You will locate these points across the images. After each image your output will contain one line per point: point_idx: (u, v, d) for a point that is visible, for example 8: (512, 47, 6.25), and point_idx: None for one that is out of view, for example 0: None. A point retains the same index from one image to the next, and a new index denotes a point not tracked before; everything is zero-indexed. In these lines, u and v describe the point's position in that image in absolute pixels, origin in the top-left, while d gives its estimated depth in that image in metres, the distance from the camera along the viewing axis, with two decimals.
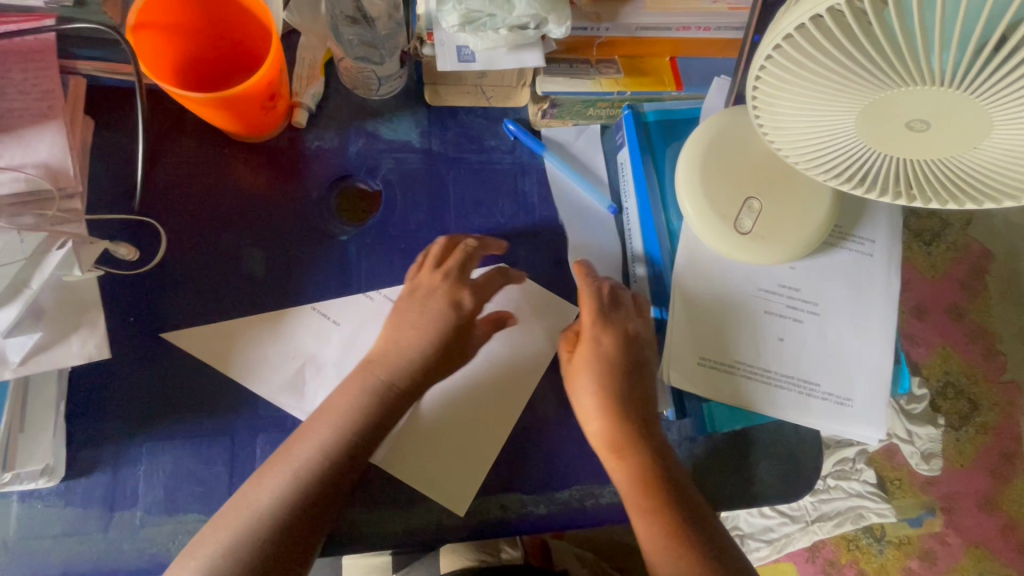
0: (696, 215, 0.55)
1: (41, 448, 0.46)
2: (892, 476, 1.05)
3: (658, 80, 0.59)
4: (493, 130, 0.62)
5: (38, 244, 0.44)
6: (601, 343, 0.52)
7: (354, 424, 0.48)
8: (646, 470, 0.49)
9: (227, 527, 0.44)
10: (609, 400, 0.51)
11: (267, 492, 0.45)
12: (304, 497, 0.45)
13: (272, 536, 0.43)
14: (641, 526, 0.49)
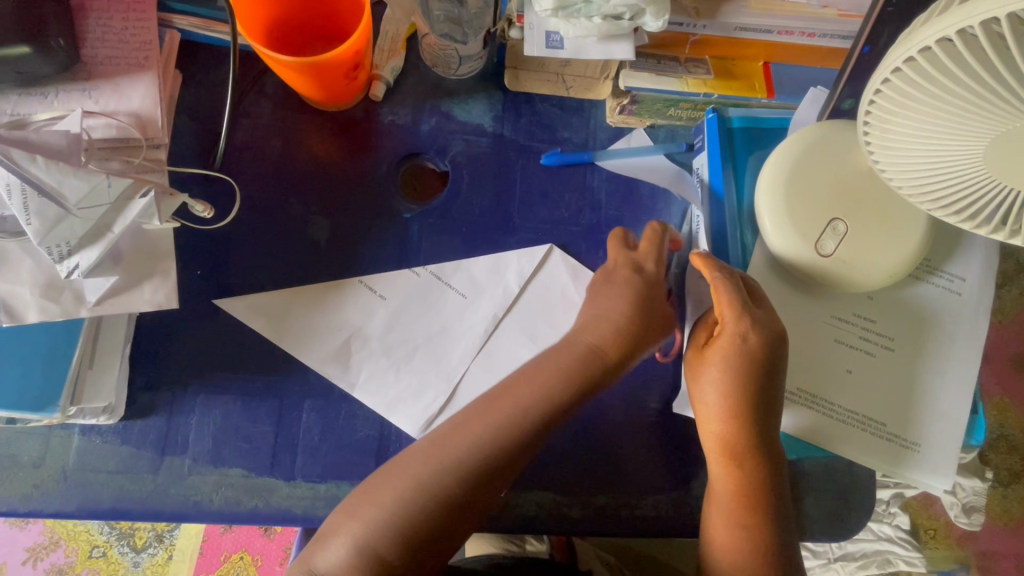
0: (775, 231, 0.52)
1: (105, 388, 0.47)
2: (927, 525, 1.00)
3: (748, 85, 0.56)
4: (567, 121, 0.61)
5: (123, 189, 0.45)
6: (748, 340, 0.48)
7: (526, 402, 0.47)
8: (757, 478, 0.49)
9: (386, 496, 0.43)
10: (739, 400, 0.48)
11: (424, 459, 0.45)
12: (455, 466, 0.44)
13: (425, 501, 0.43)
14: (719, 531, 0.49)
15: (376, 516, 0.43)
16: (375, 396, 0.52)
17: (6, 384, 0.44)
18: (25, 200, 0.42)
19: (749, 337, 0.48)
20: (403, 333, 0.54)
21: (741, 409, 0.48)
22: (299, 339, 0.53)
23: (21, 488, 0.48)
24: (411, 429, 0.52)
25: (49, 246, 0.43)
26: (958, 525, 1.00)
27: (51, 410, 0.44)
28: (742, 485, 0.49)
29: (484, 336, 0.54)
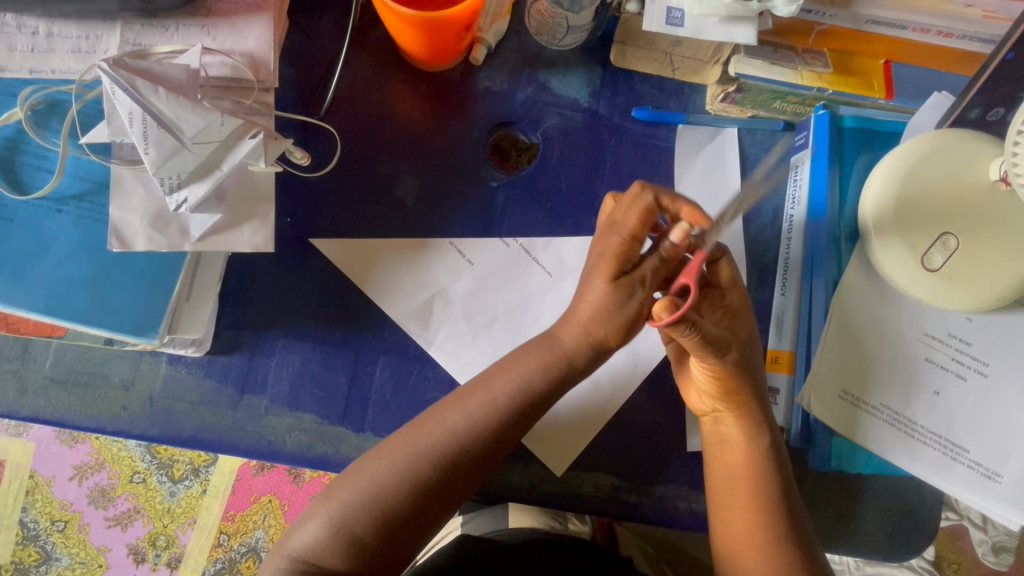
0: (880, 240, 0.50)
1: (198, 321, 0.49)
2: (951, 558, 0.97)
3: (866, 83, 0.54)
4: (665, 103, 0.59)
5: (235, 129, 0.45)
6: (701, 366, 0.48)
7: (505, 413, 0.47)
8: (771, 463, 0.49)
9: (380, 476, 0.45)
10: (725, 393, 0.49)
11: (413, 456, 0.46)
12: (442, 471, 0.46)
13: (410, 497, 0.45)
14: (739, 517, 0.49)
15: (368, 492, 0.45)
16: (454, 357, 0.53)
17: (111, 307, 0.44)
18: (145, 129, 0.43)
19: (712, 358, 0.47)
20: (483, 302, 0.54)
21: (728, 399, 0.49)
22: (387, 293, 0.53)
23: (110, 407, 0.50)
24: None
25: (161, 177, 0.44)
26: (983, 563, 0.98)
27: (152, 335, 0.45)
28: (752, 481, 0.49)
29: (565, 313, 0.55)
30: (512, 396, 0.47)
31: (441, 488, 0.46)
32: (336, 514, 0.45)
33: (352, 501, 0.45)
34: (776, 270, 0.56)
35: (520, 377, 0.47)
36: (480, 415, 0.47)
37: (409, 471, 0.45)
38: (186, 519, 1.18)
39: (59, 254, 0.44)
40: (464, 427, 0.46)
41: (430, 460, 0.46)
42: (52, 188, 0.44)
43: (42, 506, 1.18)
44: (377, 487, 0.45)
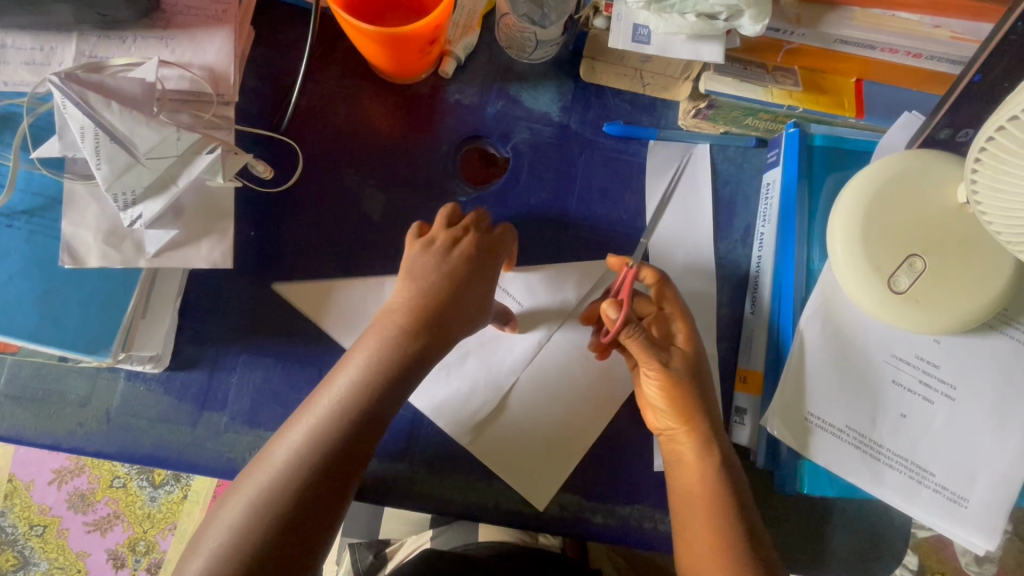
0: (845, 261, 0.50)
1: (154, 338, 0.47)
2: (935, 569, 0.97)
3: (837, 101, 0.53)
4: (637, 119, 0.58)
5: (192, 143, 0.44)
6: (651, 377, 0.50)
7: (369, 379, 0.43)
8: (733, 480, 0.49)
9: (268, 470, 0.41)
10: (674, 406, 0.49)
11: (290, 443, 0.42)
12: (325, 452, 0.41)
13: (296, 490, 0.40)
14: (702, 538, 0.47)
15: (263, 486, 0.41)
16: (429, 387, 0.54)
17: (62, 324, 0.44)
18: (97, 145, 0.42)
19: (657, 365, 0.49)
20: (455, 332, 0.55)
21: (679, 412, 0.49)
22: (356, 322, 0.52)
23: (66, 424, 0.49)
24: (453, 429, 0.53)
25: (114, 193, 0.43)
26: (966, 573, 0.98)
27: (104, 353, 0.44)
28: (712, 500, 0.48)
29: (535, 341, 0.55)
30: (378, 380, 0.43)
31: (333, 472, 0.41)
32: (204, 558, 0.39)
33: (223, 540, 0.39)
34: (745, 289, 0.57)
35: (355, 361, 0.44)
36: (352, 405, 0.43)
37: (281, 487, 0.40)
38: (166, 525, 1.17)
39: (10, 270, 0.43)
40: (336, 418, 0.42)
41: (301, 466, 0.41)
42: (3, 203, 0.43)
43: (20, 511, 1.17)
44: (249, 514, 0.40)
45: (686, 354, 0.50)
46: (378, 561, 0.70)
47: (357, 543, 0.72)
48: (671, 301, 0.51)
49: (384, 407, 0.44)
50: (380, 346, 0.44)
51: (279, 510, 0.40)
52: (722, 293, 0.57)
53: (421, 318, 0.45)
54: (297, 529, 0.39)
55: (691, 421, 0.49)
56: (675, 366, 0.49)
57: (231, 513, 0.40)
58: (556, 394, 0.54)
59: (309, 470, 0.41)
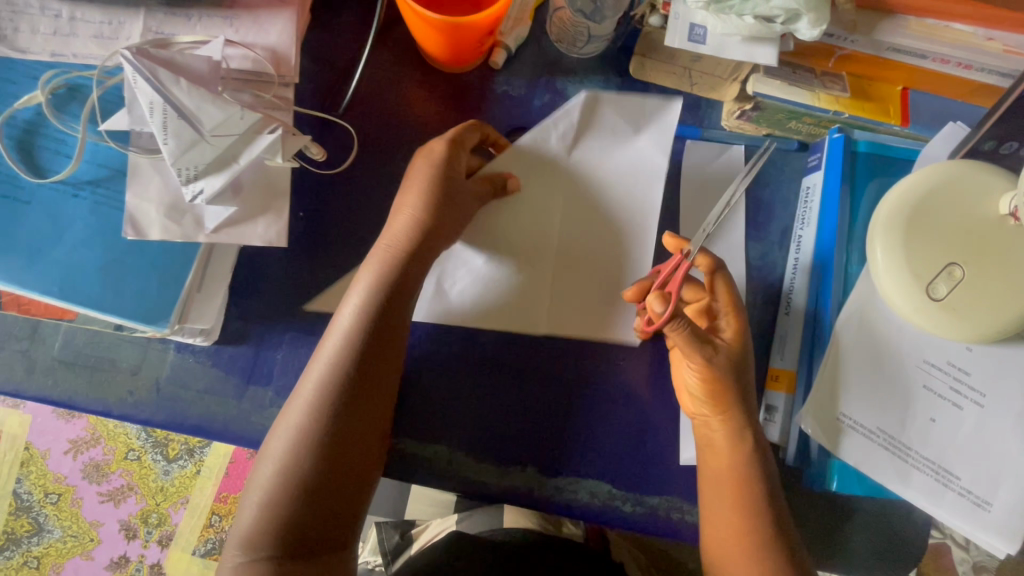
0: (886, 265, 0.50)
1: (209, 311, 0.49)
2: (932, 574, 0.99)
3: (882, 109, 0.54)
4: (680, 117, 0.59)
5: (253, 124, 0.45)
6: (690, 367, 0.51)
7: (371, 308, 0.48)
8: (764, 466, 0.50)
9: (301, 409, 0.47)
10: (708, 393, 0.51)
11: (313, 383, 0.47)
12: (346, 390, 0.47)
13: (327, 427, 0.46)
14: (728, 527, 0.49)
15: (302, 424, 0.47)
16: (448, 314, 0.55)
17: (123, 293, 0.45)
18: (165, 121, 0.43)
19: (697, 357, 0.50)
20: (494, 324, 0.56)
21: (715, 401, 0.50)
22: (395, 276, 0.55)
23: (117, 391, 0.50)
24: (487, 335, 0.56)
25: (179, 168, 0.44)
26: None
27: (163, 324, 0.45)
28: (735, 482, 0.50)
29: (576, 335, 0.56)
30: (380, 297, 0.49)
31: (354, 412, 0.47)
32: (263, 483, 0.46)
33: (272, 474, 0.46)
34: (783, 291, 0.57)
35: (364, 280, 0.49)
36: (363, 335, 0.48)
37: (318, 426, 0.47)
38: (179, 498, 1.19)
39: (74, 239, 0.44)
40: (351, 357, 0.48)
41: (326, 409, 0.47)
42: (70, 172, 0.44)
43: (36, 478, 1.18)
44: (297, 452, 0.46)
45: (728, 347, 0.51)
46: (404, 541, 0.73)
47: (383, 522, 0.76)
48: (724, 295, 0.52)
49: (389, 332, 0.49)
50: (386, 264, 0.49)
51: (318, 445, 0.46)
52: (757, 294, 0.57)
53: (411, 244, 0.49)
54: (334, 460, 0.46)
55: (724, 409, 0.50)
56: (714, 359, 0.50)
57: (278, 448, 0.47)
58: (586, 366, 0.57)
59: (336, 410, 0.47)
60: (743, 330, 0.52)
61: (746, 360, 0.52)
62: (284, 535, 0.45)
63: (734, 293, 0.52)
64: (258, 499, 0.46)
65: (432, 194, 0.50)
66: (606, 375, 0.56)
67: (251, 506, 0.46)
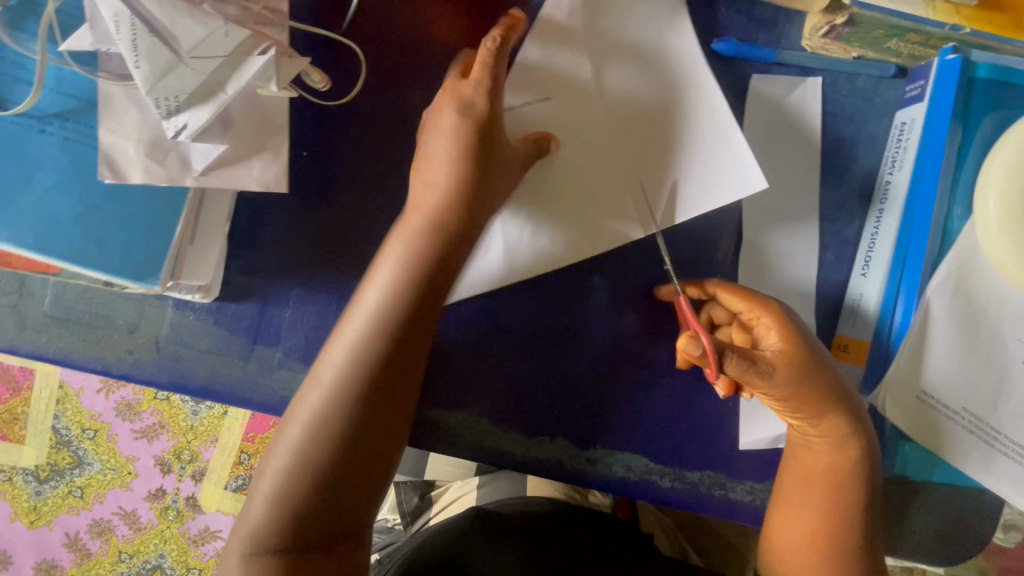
0: (998, 221, 0.42)
1: (206, 264, 0.43)
2: None
3: (1016, 21, 0.43)
4: (753, 36, 0.49)
5: (241, 43, 0.37)
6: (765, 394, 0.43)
7: None
8: (852, 467, 0.45)
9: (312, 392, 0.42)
10: (800, 405, 0.43)
11: (328, 371, 0.42)
12: (366, 375, 0.41)
13: (348, 413, 0.41)
14: (806, 525, 0.46)
15: None
16: (495, 263, 0.48)
17: (105, 245, 0.39)
18: (134, 37, 0.35)
19: (761, 387, 0.42)
20: (524, 284, 0.49)
21: (807, 411, 0.43)
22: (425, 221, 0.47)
23: (115, 350, 0.46)
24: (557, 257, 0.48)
25: (156, 97, 0.37)
26: None
27: (153, 281, 0.40)
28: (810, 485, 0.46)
29: (618, 295, 0.50)
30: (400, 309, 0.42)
31: (377, 400, 0.42)
32: (271, 477, 0.42)
33: (282, 466, 0.41)
34: (858, 247, 0.50)
35: (360, 313, 0.42)
36: None
37: (327, 405, 0.41)
38: (209, 437, 1.19)
39: (44, 183, 0.39)
40: None
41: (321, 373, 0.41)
42: (31, 103, 0.38)
43: (72, 414, 1.17)
44: (307, 435, 0.41)
45: (787, 351, 0.42)
46: (422, 504, 0.74)
47: (403, 483, 0.76)
48: (740, 299, 0.44)
49: (399, 295, 0.42)
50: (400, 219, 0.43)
51: (336, 439, 0.41)
52: (827, 250, 0.50)
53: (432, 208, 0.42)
54: (356, 451, 0.41)
55: (821, 402, 0.43)
56: (779, 380, 0.42)
57: (287, 443, 0.41)
58: (629, 329, 0.50)
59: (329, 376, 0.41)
60: (786, 322, 0.43)
61: (810, 342, 0.43)
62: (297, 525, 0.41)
63: (745, 290, 0.44)
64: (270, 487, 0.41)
65: (459, 146, 0.42)
66: (650, 341, 0.50)
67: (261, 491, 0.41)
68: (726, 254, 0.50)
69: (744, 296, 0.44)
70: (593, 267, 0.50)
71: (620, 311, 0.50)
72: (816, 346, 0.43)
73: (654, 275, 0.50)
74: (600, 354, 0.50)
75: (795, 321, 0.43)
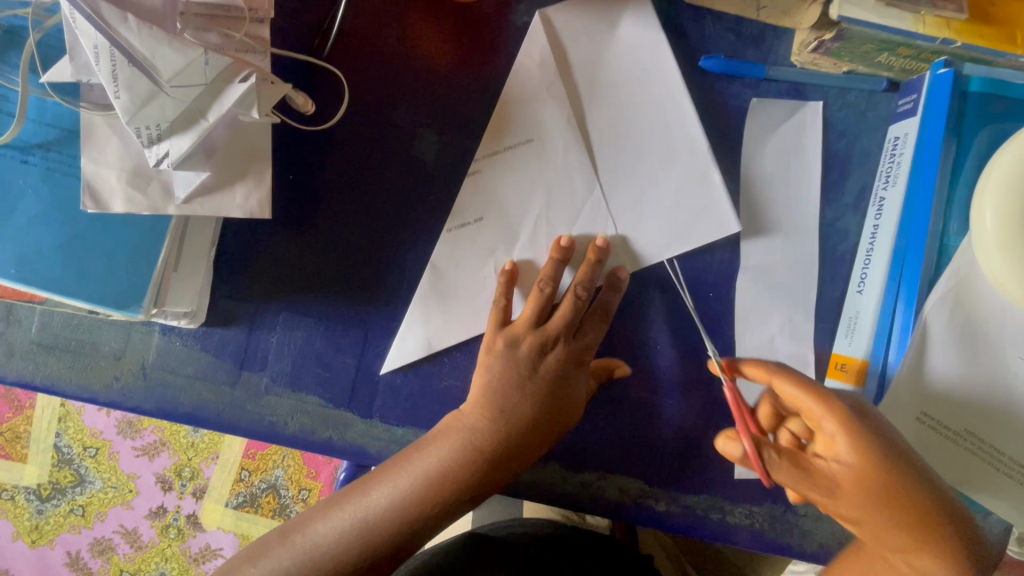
0: (995, 238, 0.40)
1: (190, 291, 0.44)
2: None
3: (1007, 35, 0.42)
4: (741, 52, 0.49)
5: (222, 71, 0.37)
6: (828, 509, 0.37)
7: None
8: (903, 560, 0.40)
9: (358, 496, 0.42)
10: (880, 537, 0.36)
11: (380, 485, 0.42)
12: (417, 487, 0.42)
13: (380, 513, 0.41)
14: None
15: None
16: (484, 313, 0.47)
17: (88, 275, 0.39)
18: (113, 68, 0.35)
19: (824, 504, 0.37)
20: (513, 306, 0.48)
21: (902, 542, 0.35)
22: (423, 291, 0.46)
23: (101, 377, 0.46)
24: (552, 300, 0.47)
25: (137, 127, 0.37)
26: None
27: (136, 309, 0.40)
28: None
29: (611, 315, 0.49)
30: (470, 473, 0.42)
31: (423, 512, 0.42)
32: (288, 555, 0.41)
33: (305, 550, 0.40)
34: (853, 263, 0.49)
35: (415, 464, 0.42)
36: None
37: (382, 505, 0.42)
38: (209, 455, 1.18)
39: (26, 214, 0.39)
40: None
41: None
42: (13, 134, 0.38)
43: (74, 433, 1.17)
44: (336, 532, 0.41)
45: (859, 468, 0.35)
46: None
47: None
48: (804, 396, 0.38)
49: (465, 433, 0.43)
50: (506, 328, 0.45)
51: (373, 527, 0.41)
52: (822, 266, 0.49)
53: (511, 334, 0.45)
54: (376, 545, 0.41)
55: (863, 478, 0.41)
56: (844, 502, 0.36)
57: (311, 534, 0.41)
58: (621, 350, 0.49)
59: None
60: (863, 435, 0.35)
61: (896, 456, 0.35)
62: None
63: (807, 385, 0.38)
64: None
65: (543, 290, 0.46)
66: (643, 362, 0.49)
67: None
68: (720, 272, 0.49)
69: (810, 395, 0.38)
70: None
71: (613, 331, 0.49)
72: (907, 462, 0.36)
73: (646, 295, 0.49)
74: None
75: (872, 430, 0.36)
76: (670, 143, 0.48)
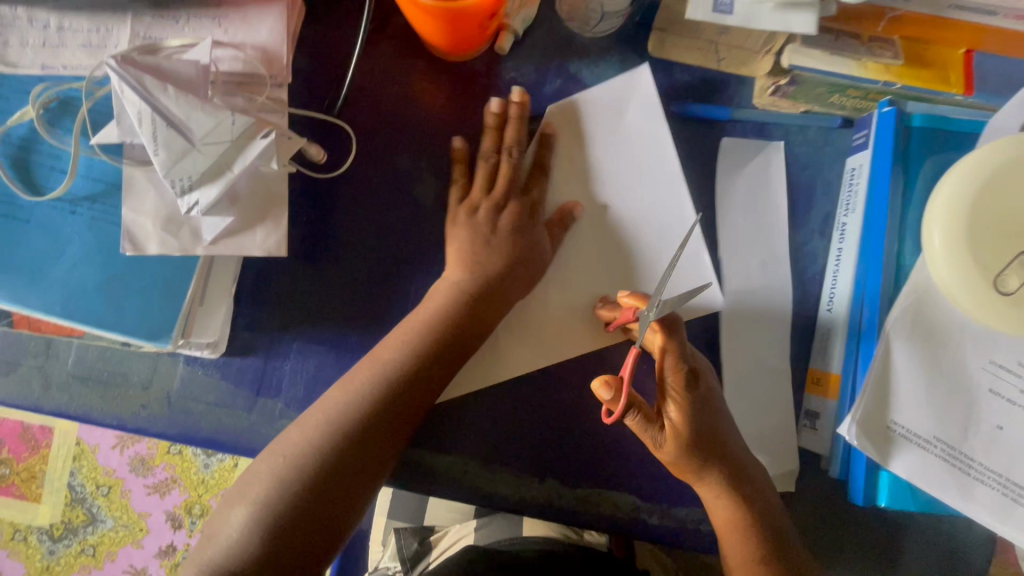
0: (944, 256, 0.44)
1: (213, 323, 0.48)
2: None
3: (941, 75, 0.47)
4: (707, 96, 0.54)
5: (246, 128, 0.43)
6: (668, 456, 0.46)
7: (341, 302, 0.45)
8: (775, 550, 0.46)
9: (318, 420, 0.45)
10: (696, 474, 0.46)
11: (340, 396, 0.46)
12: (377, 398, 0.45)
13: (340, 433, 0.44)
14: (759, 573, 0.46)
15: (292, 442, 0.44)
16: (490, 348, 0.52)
17: (124, 310, 0.44)
18: (154, 131, 0.41)
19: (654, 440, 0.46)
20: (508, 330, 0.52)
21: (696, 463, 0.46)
22: None
23: (130, 406, 0.50)
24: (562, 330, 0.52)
25: (172, 179, 0.42)
26: None
27: (165, 340, 0.44)
28: (738, 522, 0.46)
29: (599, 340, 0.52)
30: (450, 337, 0.48)
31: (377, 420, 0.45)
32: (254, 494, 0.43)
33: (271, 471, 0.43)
34: (822, 283, 0.53)
35: (371, 370, 0.46)
36: None
37: (343, 412, 0.45)
38: (220, 491, 1.20)
39: (72, 258, 0.44)
40: None
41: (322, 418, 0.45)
42: (65, 188, 0.43)
43: (87, 472, 1.19)
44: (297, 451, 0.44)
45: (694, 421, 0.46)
46: (422, 549, 0.73)
47: (402, 529, 0.75)
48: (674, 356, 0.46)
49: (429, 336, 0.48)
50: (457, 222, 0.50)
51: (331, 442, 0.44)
52: (795, 288, 0.53)
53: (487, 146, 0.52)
54: (332, 464, 0.43)
55: (720, 441, 0.46)
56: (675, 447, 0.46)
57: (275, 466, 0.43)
58: (611, 371, 0.52)
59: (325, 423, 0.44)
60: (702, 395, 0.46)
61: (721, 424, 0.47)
62: (271, 555, 0.41)
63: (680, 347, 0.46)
64: (241, 526, 0.42)
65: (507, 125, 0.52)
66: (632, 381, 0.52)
67: (229, 533, 0.42)
68: None
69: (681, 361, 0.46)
70: (574, 312, 0.53)
71: (603, 352, 0.52)
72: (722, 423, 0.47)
73: None
74: (584, 396, 0.52)
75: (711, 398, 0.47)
76: (656, 175, 0.53)
